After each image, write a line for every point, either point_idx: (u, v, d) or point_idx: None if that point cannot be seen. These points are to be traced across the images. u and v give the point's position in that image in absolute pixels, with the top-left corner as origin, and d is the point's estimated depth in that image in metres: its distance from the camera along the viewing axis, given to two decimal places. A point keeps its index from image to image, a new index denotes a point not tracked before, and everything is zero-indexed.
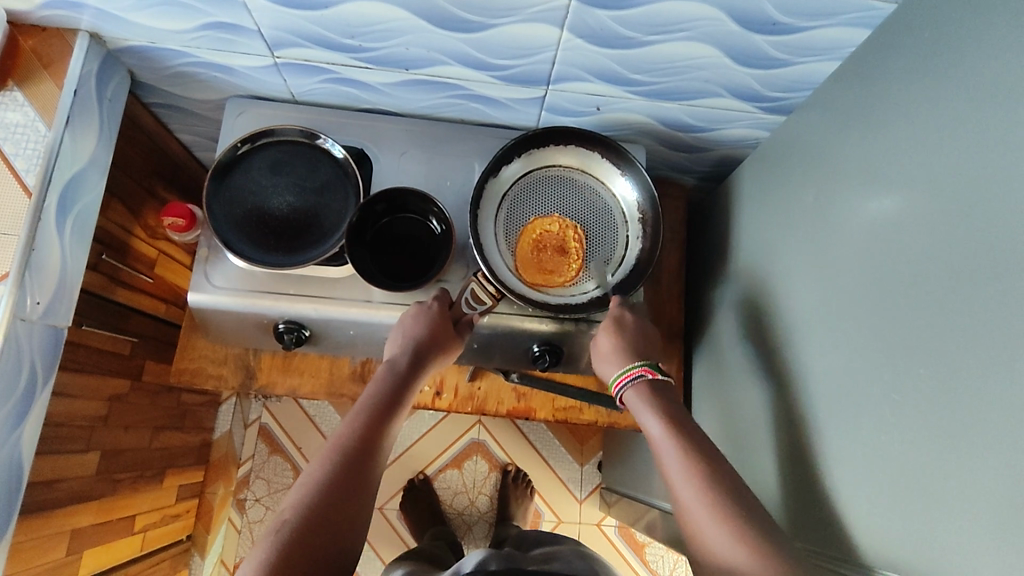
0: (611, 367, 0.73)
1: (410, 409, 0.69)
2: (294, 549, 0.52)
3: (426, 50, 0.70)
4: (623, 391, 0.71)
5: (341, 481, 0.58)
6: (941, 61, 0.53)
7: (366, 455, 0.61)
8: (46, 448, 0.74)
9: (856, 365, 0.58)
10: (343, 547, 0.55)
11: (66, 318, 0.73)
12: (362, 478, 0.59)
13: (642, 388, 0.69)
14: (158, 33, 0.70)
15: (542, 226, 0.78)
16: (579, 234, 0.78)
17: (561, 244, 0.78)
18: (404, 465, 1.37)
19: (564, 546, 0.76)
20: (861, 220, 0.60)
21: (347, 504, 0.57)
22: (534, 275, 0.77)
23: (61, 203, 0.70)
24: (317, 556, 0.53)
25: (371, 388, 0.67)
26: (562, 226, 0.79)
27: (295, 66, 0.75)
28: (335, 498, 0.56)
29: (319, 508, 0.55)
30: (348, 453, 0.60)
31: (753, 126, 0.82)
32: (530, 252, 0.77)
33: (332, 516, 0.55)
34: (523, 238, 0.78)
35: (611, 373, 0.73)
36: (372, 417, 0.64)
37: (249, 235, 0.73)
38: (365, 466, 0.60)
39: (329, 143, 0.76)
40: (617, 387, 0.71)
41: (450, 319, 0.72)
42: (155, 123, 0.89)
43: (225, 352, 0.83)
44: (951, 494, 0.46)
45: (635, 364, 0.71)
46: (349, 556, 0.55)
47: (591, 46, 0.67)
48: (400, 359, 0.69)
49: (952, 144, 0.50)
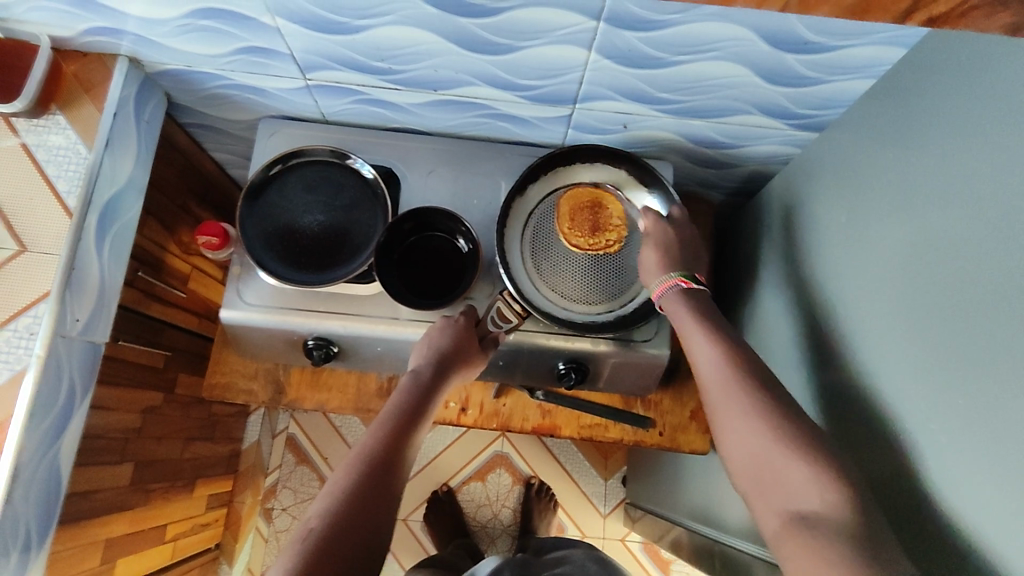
0: (652, 276, 0.73)
1: (432, 420, 0.70)
2: (316, 556, 0.53)
3: (454, 72, 0.70)
4: (661, 299, 0.71)
5: (365, 491, 0.58)
6: (979, 82, 0.52)
7: (391, 465, 0.61)
8: (83, 460, 0.76)
9: (886, 390, 0.57)
10: (365, 556, 0.55)
11: (104, 334, 0.76)
12: (384, 488, 0.59)
13: (679, 295, 0.70)
14: (194, 57, 0.72)
15: (619, 214, 0.79)
16: (614, 245, 0.78)
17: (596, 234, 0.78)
18: (429, 477, 1.38)
19: (576, 549, 0.78)
20: (896, 241, 0.59)
21: (371, 513, 0.57)
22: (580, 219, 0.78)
23: (100, 222, 0.73)
24: (337, 564, 0.53)
25: (394, 399, 0.67)
26: (619, 231, 0.78)
27: (325, 88, 0.76)
28: (360, 508, 0.57)
29: (342, 518, 0.56)
30: (372, 463, 0.60)
31: (782, 142, 0.81)
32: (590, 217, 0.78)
33: (356, 525, 0.56)
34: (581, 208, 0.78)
35: (651, 282, 0.73)
36: (395, 427, 0.64)
37: (281, 254, 0.75)
38: (389, 476, 0.60)
39: (358, 163, 0.77)
40: (655, 296, 0.72)
41: (474, 332, 0.72)
42: (190, 143, 0.91)
43: (255, 367, 0.85)
44: (988, 528, 0.44)
45: (676, 275, 0.72)
46: (371, 566, 0.55)
47: (618, 66, 0.67)
48: (424, 368, 0.69)
49: (988, 166, 0.49)
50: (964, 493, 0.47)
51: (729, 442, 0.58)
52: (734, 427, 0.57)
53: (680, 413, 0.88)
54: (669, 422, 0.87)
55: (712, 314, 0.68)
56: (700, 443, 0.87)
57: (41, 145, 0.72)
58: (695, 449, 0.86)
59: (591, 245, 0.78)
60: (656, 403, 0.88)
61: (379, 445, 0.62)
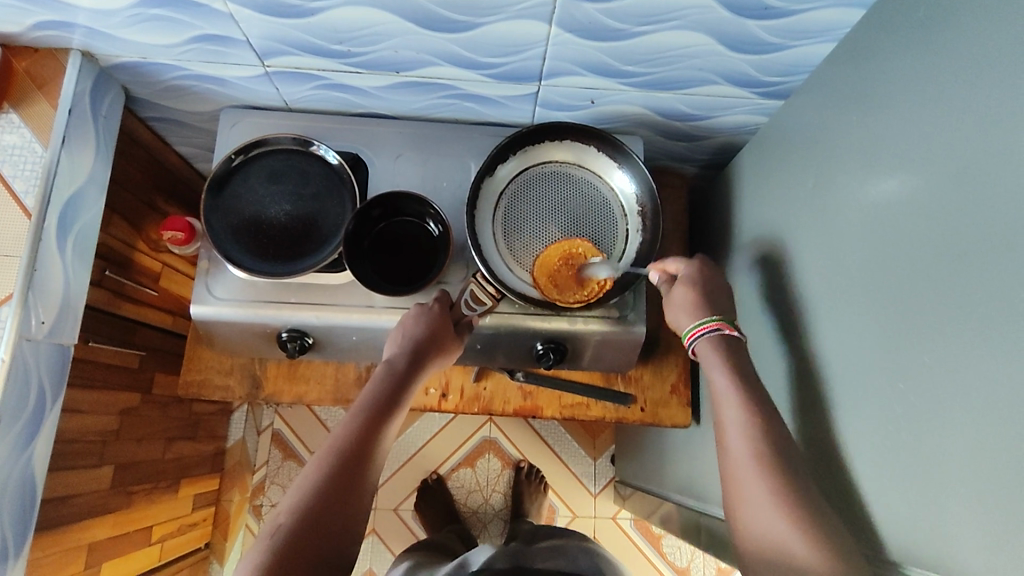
0: (685, 318, 0.71)
1: (408, 406, 0.70)
2: (289, 550, 0.53)
3: (415, 52, 0.69)
4: (694, 344, 0.70)
5: (339, 480, 0.58)
6: (938, 39, 0.51)
7: (364, 453, 0.61)
8: (59, 465, 0.75)
9: (859, 353, 0.57)
10: (339, 547, 0.55)
11: (72, 336, 0.74)
12: (358, 478, 0.59)
13: (716, 340, 0.67)
14: (149, 48, 0.70)
15: (588, 252, 0.76)
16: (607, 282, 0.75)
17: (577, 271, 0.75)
18: (417, 465, 1.37)
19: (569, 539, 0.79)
20: (863, 203, 0.59)
21: (346, 503, 0.57)
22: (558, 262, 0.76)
23: (61, 222, 0.71)
24: (311, 556, 0.53)
25: (369, 387, 0.67)
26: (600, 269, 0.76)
27: (286, 74, 0.75)
28: (334, 498, 0.57)
29: (316, 509, 0.56)
30: (345, 452, 0.60)
31: (751, 112, 0.81)
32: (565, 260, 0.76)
33: (331, 515, 0.56)
34: (556, 251, 0.76)
35: (683, 324, 0.72)
36: (371, 415, 0.64)
37: (249, 247, 0.74)
38: (363, 464, 0.60)
39: (323, 150, 0.76)
40: (687, 341, 0.70)
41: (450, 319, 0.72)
42: (153, 138, 0.90)
43: (231, 362, 0.84)
44: (958, 480, 0.45)
45: (711, 318, 0.69)
46: (347, 556, 0.56)
47: (581, 40, 0.66)
48: (399, 357, 0.68)
49: (950, 124, 0.49)
50: (934, 447, 0.48)
51: (748, 508, 0.57)
52: (736, 461, 0.60)
53: (661, 388, 0.88)
54: (650, 397, 0.88)
55: (745, 366, 0.66)
56: (681, 417, 0.87)
57: None
58: (676, 423, 0.87)
59: (588, 297, 0.75)
60: (637, 378, 0.88)
61: (353, 435, 0.62)
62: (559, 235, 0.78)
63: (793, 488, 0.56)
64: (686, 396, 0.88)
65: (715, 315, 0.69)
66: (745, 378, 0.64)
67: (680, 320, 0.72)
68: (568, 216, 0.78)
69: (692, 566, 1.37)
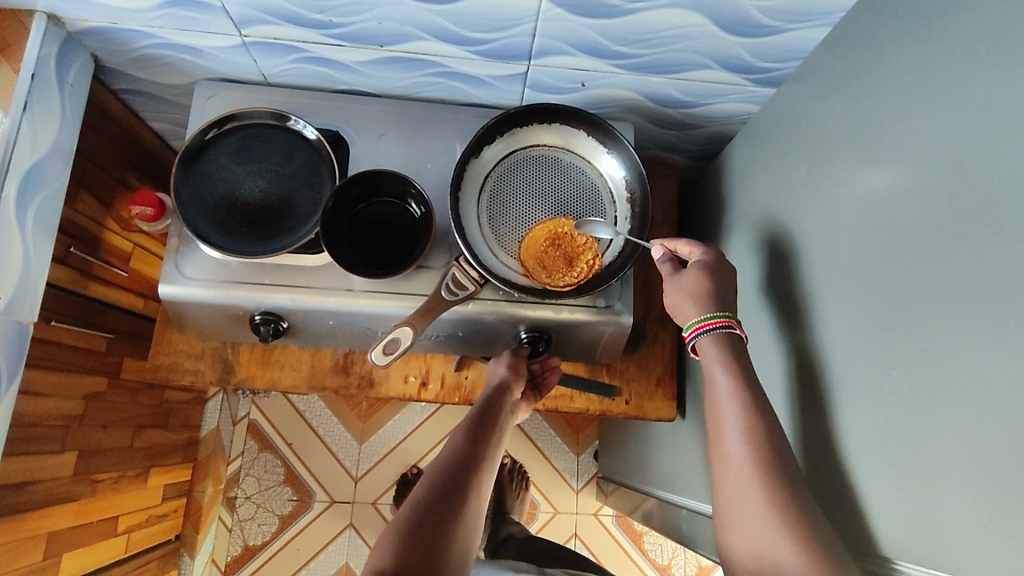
0: (689, 309, 0.67)
1: (509, 428, 0.72)
2: (417, 525, 0.53)
3: (399, 25, 0.66)
4: (694, 339, 0.66)
5: (446, 486, 0.58)
6: (938, 20, 0.50)
7: (467, 465, 0.61)
8: (16, 449, 0.71)
9: (854, 344, 0.55)
10: (446, 548, 0.53)
11: (31, 314, 0.71)
12: (469, 467, 0.61)
13: (718, 338, 0.64)
14: (119, 12, 0.67)
15: (574, 230, 0.74)
16: (596, 262, 0.74)
17: (566, 251, 0.74)
18: (396, 459, 1.34)
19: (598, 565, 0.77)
20: (858, 191, 0.57)
21: (450, 503, 0.56)
22: (545, 242, 0.74)
23: (21, 192, 0.67)
24: (438, 529, 0.54)
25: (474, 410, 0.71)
26: (590, 248, 0.74)
27: (264, 45, 0.71)
28: (438, 497, 0.56)
29: (424, 508, 0.55)
30: (450, 462, 0.61)
31: (743, 100, 0.79)
32: (553, 241, 0.74)
33: (435, 513, 0.55)
34: (543, 233, 0.74)
35: (688, 317, 0.67)
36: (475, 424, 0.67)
37: (222, 224, 0.70)
38: (469, 476, 0.60)
39: (301, 125, 0.73)
40: (691, 336, 0.66)
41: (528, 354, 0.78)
42: (125, 111, 0.86)
43: (202, 346, 0.81)
44: (953, 474, 0.44)
45: (715, 314, 0.65)
46: (453, 561, 0.53)
47: (572, 16, 0.64)
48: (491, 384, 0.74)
49: (949, 106, 0.47)
50: (931, 441, 0.46)
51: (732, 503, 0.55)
52: (729, 458, 0.57)
53: (647, 380, 0.86)
54: (636, 390, 0.85)
55: (737, 352, 0.63)
56: (666, 410, 0.85)
57: None
58: (661, 417, 0.85)
59: (578, 277, 0.73)
60: (622, 370, 0.86)
61: (455, 449, 0.63)
62: (543, 217, 0.75)
63: (782, 482, 0.54)
64: (672, 389, 0.86)
65: (723, 311, 0.66)
66: (740, 362, 0.62)
67: (683, 309, 0.68)
68: (554, 200, 0.76)
69: (673, 564, 1.35)
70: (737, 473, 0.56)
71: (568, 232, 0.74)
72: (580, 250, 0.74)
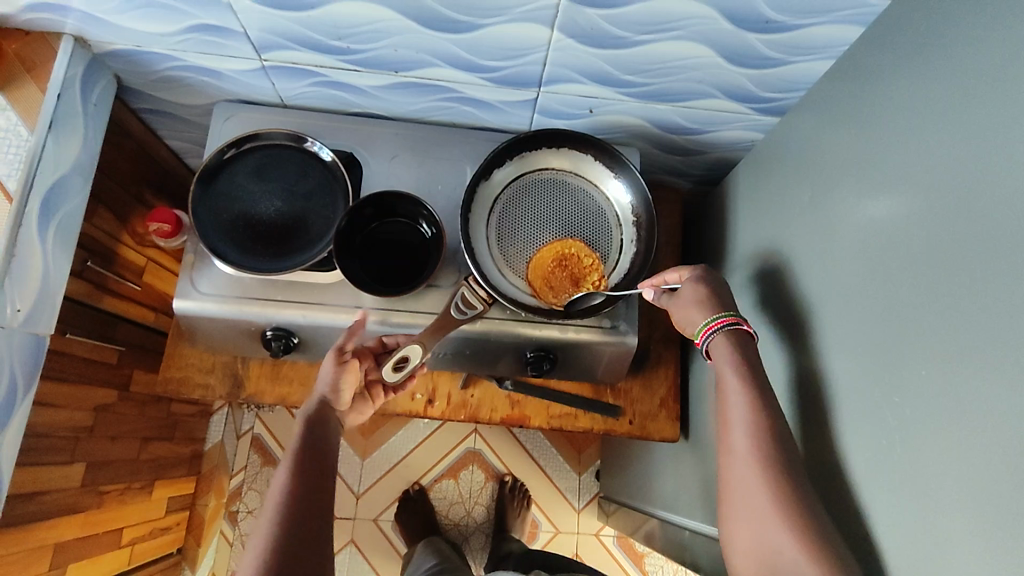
0: (697, 314, 0.68)
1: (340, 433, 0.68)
2: None
3: (415, 52, 0.69)
4: (707, 342, 0.66)
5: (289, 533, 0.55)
6: (937, 58, 0.52)
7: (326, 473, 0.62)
8: (27, 460, 0.72)
9: (853, 368, 0.57)
10: None
11: (48, 326, 0.72)
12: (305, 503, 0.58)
13: (729, 338, 0.65)
14: (144, 36, 0.69)
15: (581, 252, 0.76)
16: (602, 282, 0.76)
17: (572, 270, 0.76)
18: (399, 476, 1.34)
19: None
20: (858, 219, 0.59)
21: (315, 509, 0.58)
22: (552, 258, 0.76)
23: (43, 208, 0.69)
24: None
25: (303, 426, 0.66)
26: (595, 269, 0.76)
27: (283, 70, 0.74)
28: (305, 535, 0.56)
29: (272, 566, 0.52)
30: (309, 468, 0.62)
31: (747, 128, 0.81)
32: (559, 258, 0.76)
33: (302, 552, 0.54)
34: (551, 250, 0.76)
35: (696, 320, 0.68)
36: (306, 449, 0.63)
37: (237, 242, 0.72)
38: (304, 511, 0.58)
39: (318, 147, 0.75)
40: (701, 338, 0.67)
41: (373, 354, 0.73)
42: (144, 129, 0.88)
43: (212, 360, 0.82)
44: (954, 499, 0.44)
45: (723, 313, 0.66)
46: None
47: (582, 47, 0.66)
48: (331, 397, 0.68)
49: (947, 140, 0.49)
50: (930, 464, 0.47)
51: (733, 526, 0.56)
52: (731, 480, 0.58)
53: (650, 401, 0.87)
54: (639, 410, 0.87)
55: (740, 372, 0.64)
56: (670, 431, 0.86)
57: None
58: (665, 437, 0.86)
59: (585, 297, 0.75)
60: (626, 391, 0.87)
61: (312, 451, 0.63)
62: (552, 241, 0.77)
63: None
64: (675, 410, 0.87)
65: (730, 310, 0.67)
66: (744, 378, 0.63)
67: (690, 317, 0.69)
68: (562, 223, 0.78)
69: None
70: (739, 493, 0.57)
71: (574, 252, 0.76)
72: (585, 268, 0.76)
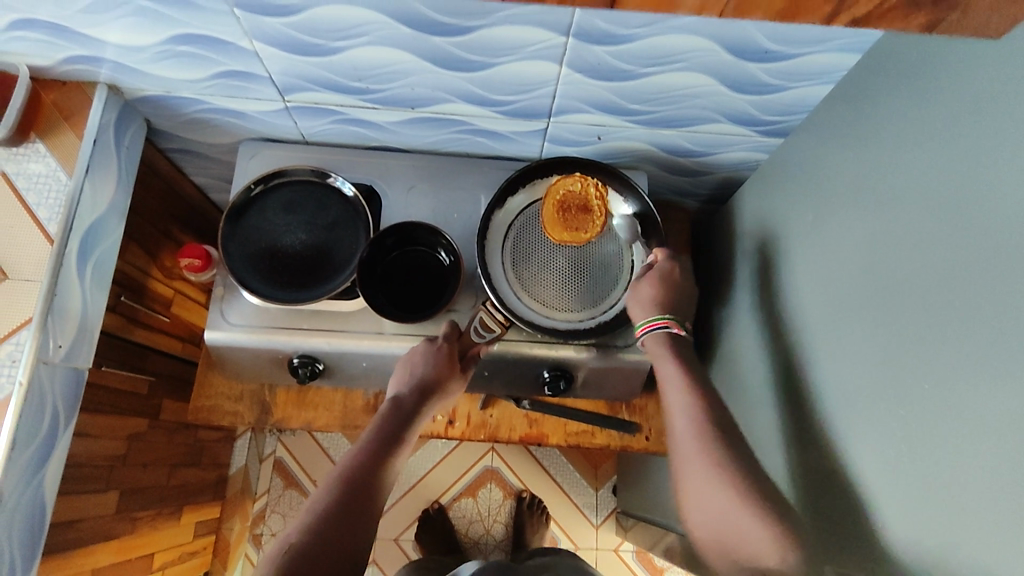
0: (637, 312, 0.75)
1: (413, 437, 0.72)
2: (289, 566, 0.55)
3: (430, 89, 0.72)
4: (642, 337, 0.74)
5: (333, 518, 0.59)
6: (927, 85, 0.54)
7: (369, 492, 0.63)
8: (66, 489, 0.75)
9: (855, 381, 0.59)
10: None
11: (87, 360, 0.76)
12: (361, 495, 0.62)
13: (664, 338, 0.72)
14: (173, 82, 0.73)
15: (567, 186, 0.79)
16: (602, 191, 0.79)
17: (576, 205, 0.79)
18: (419, 495, 1.37)
19: None
20: (859, 238, 0.61)
21: (363, 500, 0.62)
22: (555, 215, 0.79)
23: (81, 248, 0.73)
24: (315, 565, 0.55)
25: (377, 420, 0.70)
26: (588, 186, 0.79)
27: (305, 109, 0.77)
28: (330, 552, 0.57)
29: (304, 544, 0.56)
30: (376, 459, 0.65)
31: (751, 149, 0.84)
32: (559, 207, 0.79)
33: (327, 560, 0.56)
34: (550, 207, 0.79)
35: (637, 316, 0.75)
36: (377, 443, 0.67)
37: (265, 274, 0.75)
38: (355, 503, 0.61)
39: (340, 182, 0.79)
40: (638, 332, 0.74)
41: (456, 349, 0.74)
42: (171, 167, 0.92)
43: (240, 389, 0.85)
44: (956, 506, 0.46)
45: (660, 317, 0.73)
46: None
47: (590, 80, 0.69)
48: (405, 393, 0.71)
49: (939, 163, 0.52)
50: (931, 473, 0.49)
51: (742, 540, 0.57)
52: None
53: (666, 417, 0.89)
54: (654, 426, 0.89)
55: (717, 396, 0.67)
56: None
57: (22, 173, 0.72)
58: None
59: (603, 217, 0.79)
60: (641, 407, 0.89)
61: (358, 467, 0.64)
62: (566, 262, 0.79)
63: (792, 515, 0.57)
64: None
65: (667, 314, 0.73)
66: None
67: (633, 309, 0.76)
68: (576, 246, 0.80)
69: None
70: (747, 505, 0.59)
71: (565, 189, 0.79)
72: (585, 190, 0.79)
